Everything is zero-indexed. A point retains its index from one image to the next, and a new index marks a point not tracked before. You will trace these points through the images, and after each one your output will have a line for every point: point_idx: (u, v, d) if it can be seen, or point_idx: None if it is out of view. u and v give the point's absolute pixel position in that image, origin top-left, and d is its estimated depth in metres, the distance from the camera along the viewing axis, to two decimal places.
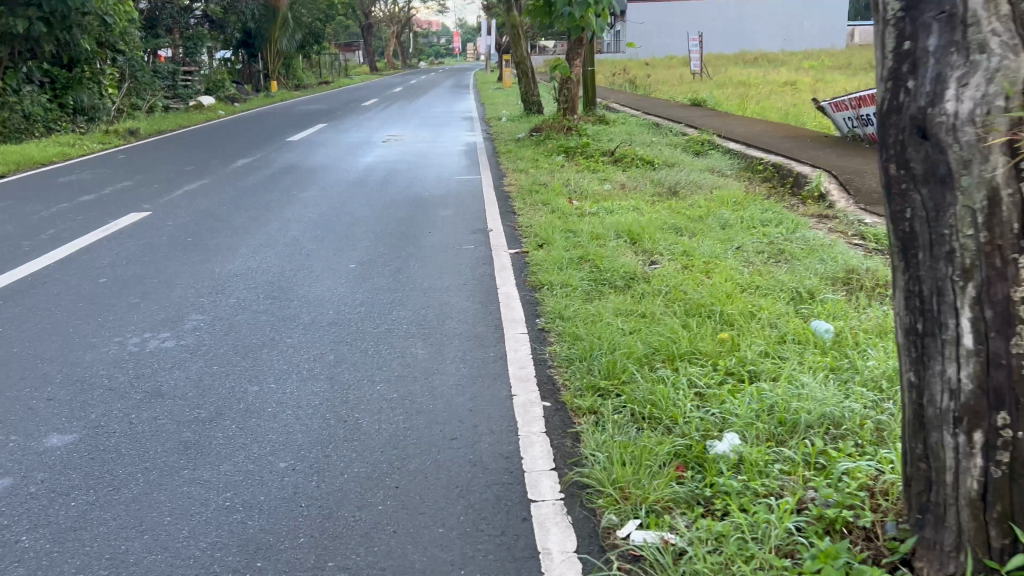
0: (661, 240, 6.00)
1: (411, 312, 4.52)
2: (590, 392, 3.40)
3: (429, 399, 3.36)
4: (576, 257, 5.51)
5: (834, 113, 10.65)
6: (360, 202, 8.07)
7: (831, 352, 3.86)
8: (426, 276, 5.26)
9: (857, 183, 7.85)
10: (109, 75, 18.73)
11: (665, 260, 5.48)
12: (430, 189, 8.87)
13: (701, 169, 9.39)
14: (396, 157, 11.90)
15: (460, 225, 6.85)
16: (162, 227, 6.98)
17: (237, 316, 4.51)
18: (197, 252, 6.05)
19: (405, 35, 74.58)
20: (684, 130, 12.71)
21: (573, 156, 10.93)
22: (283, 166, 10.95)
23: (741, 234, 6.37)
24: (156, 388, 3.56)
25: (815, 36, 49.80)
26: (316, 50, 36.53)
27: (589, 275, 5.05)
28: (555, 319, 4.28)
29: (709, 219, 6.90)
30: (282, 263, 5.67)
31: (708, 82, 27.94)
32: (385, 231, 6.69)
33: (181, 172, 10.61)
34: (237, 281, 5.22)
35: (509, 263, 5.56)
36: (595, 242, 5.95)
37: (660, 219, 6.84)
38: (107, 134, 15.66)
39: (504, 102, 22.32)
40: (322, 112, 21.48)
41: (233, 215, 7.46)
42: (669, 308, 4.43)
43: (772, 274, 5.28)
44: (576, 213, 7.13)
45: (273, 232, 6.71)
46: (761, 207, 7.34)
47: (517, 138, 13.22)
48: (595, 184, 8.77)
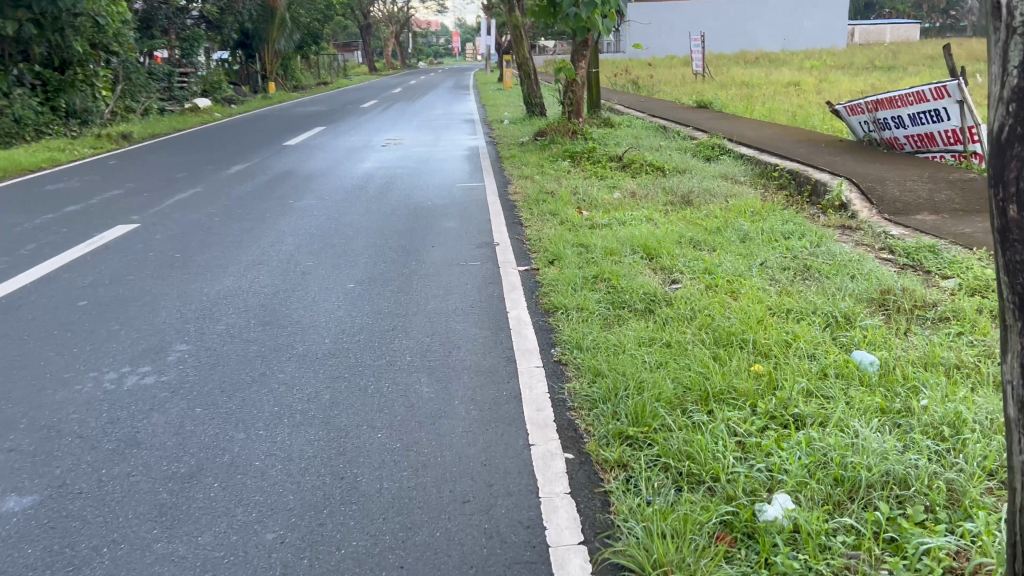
0: (679, 256, 5.64)
1: (415, 340, 4.16)
2: (617, 440, 3.03)
3: (435, 450, 2.99)
4: (590, 276, 5.15)
5: (850, 117, 10.28)
6: (359, 212, 7.71)
7: (879, 390, 3.48)
8: (429, 298, 4.90)
9: (880, 192, 7.49)
10: (103, 77, 18.35)
11: (686, 279, 5.11)
12: (432, 197, 8.50)
13: (713, 176, 9.03)
14: (395, 162, 11.53)
15: (464, 239, 6.49)
16: (150, 241, 6.63)
17: (226, 347, 4.14)
18: (185, 270, 5.69)
19: (404, 35, 74.13)
20: (692, 134, 12.35)
21: (579, 161, 10.58)
22: (280, 172, 10.59)
23: (763, 248, 6.01)
24: (131, 435, 3.19)
25: (817, 36, 49.46)
26: (315, 50, 36.15)
27: (606, 297, 4.69)
28: (572, 349, 3.92)
29: (728, 231, 6.54)
30: (275, 283, 5.30)
31: (711, 83, 27.57)
32: (385, 245, 6.32)
33: (173, 179, 10.24)
34: (227, 304, 4.86)
35: (519, 283, 5.19)
36: (609, 258, 5.60)
37: (675, 231, 6.48)
38: (100, 138, 15.29)
39: (504, 103, 21.94)
40: (319, 114, 21.09)
41: (225, 228, 7.09)
42: (696, 337, 4.06)
43: (802, 294, 4.92)
44: (586, 226, 6.76)
45: (267, 247, 6.34)
46: (781, 218, 6.98)
47: (521, 142, 12.86)
48: (604, 192, 8.40)
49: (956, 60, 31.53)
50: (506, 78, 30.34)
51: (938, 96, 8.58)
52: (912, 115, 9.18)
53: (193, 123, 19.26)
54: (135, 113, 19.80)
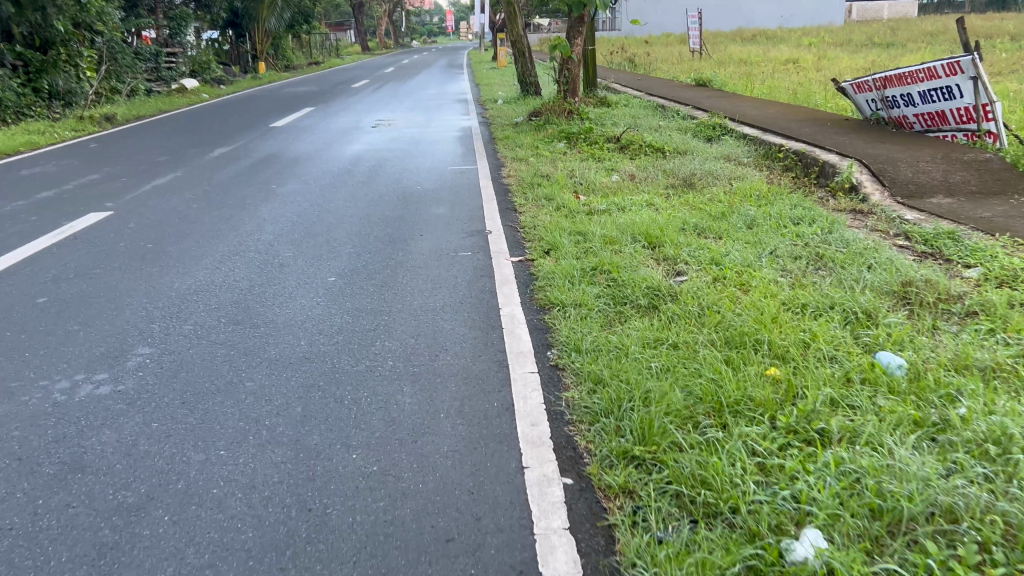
0: (683, 245, 5.29)
1: (398, 342, 3.81)
2: (621, 461, 2.70)
3: (416, 475, 2.65)
4: (588, 267, 4.80)
5: (856, 95, 9.89)
6: (343, 198, 7.33)
7: (910, 399, 3.15)
8: (416, 292, 4.56)
9: (891, 174, 7.13)
10: (86, 57, 17.82)
11: (691, 270, 4.77)
12: (422, 182, 8.12)
13: (715, 157, 8.66)
14: (385, 144, 11.12)
15: (454, 228, 6.12)
16: (122, 229, 6.25)
17: (192, 351, 3.79)
18: (156, 262, 5.31)
19: (397, 14, 73.03)
20: (692, 113, 11.95)
21: (575, 142, 10.20)
22: (265, 155, 10.18)
23: (771, 235, 5.67)
24: (76, 457, 2.85)
25: (813, 12, 48.89)
26: (306, 29, 35.46)
27: (606, 292, 4.35)
28: (570, 352, 3.58)
29: (733, 217, 6.19)
30: (251, 276, 4.94)
31: (707, 61, 27.09)
32: (370, 233, 5.96)
33: (153, 163, 9.82)
34: (197, 301, 4.49)
35: (513, 275, 4.84)
36: (607, 247, 5.25)
37: (678, 217, 6.13)
38: (81, 120, 14.81)
39: (497, 82, 21.48)
40: (308, 95, 20.58)
41: (203, 215, 6.71)
42: (705, 338, 3.72)
43: (816, 286, 4.58)
44: (584, 212, 6.41)
45: (245, 236, 5.98)
46: (789, 202, 6.62)
47: (514, 122, 12.46)
48: (602, 176, 8.03)
49: (956, 37, 31.10)
50: (501, 57, 29.79)
51: (950, 73, 8.16)
52: (923, 92, 8.78)
53: (180, 104, 18.77)
54: (121, 94, 19.28)
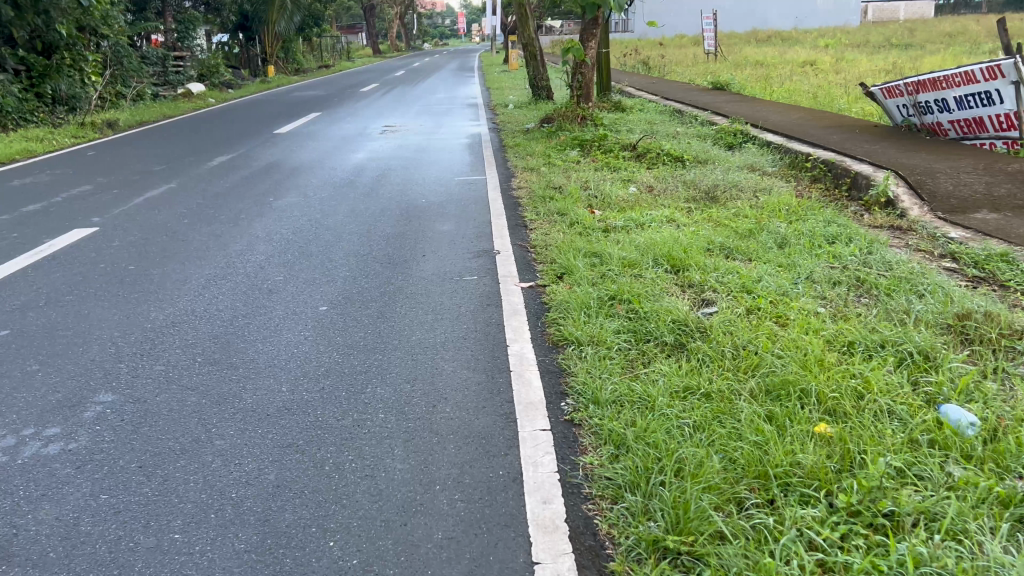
0: (709, 269, 4.82)
1: (392, 388, 3.35)
2: (651, 553, 2.24)
3: (404, 573, 2.21)
4: (606, 295, 4.34)
5: (886, 101, 9.38)
6: (343, 212, 6.90)
7: (990, 469, 2.66)
8: (415, 325, 4.11)
9: (930, 186, 6.64)
10: (91, 62, 17.49)
11: (722, 299, 4.29)
12: (428, 194, 7.69)
13: (738, 167, 8.19)
14: (392, 151, 10.71)
15: (461, 247, 5.69)
16: (106, 248, 5.84)
17: (159, 398, 3.34)
18: (135, 288, 4.88)
19: (408, 16, 72.70)
20: (711, 118, 11.48)
21: (589, 150, 9.75)
22: (266, 164, 9.77)
23: (805, 256, 5.21)
24: (7, 541, 2.41)
25: (829, 13, 48.23)
26: (316, 32, 35.17)
27: (626, 327, 3.88)
28: (588, 403, 3.12)
29: (761, 236, 5.72)
30: (236, 305, 4.50)
31: (722, 63, 26.52)
32: (369, 254, 5.52)
33: (149, 173, 9.42)
34: (173, 335, 4.06)
35: (522, 304, 4.38)
36: (626, 271, 4.79)
37: (702, 236, 5.67)
38: (82, 127, 14.43)
39: (508, 86, 21.05)
40: (316, 99, 20.22)
41: (193, 232, 6.29)
42: (742, 386, 3.25)
43: (860, 320, 4.10)
44: (600, 229, 5.95)
45: (235, 257, 5.55)
46: (822, 218, 6.14)
47: (526, 129, 12.01)
48: (619, 187, 7.57)
49: (977, 38, 30.47)
50: (513, 59, 29.35)
51: (989, 77, 7.70)
52: (959, 98, 8.27)
53: (185, 109, 18.39)
54: (127, 98, 18.90)
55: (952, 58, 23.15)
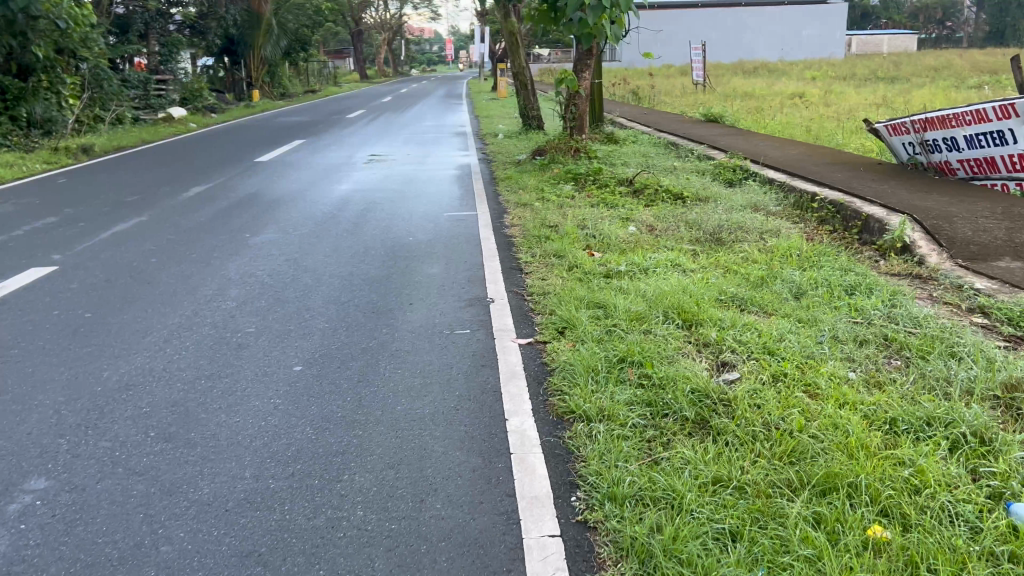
0: (725, 325, 4.39)
1: (373, 475, 2.89)
2: None
3: None
4: (614, 356, 3.90)
5: (890, 138, 9.08)
6: (324, 251, 6.44)
7: None
8: (400, 391, 3.65)
9: (948, 232, 6.26)
10: (69, 84, 16.99)
11: (743, 363, 3.85)
12: (415, 231, 7.25)
13: (741, 206, 7.83)
14: (377, 182, 10.30)
15: (452, 294, 5.26)
16: (63, 291, 5.36)
17: (100, 486, 2.86)
18: (90, 340, 4.41)
19: (396, 43, 72.69)
20: (708, 152, 11.16)
21: (583, 184, 9.38)
22: (246, 195, 9.34)
23: (824, 310, 4.82)
24: None
25: (813, 46, 48.62)
26: (303, 57, 34.89)
27: (640, 398, 3.44)
28: (603, 500, 2.67)
29: (774, 286, 5.32)
30: (202, 363, 4.04)
31: (711, 94, 26.38)
32: (352, 301, 5.07)
33: (120, 204, 8.93)
34: (127, 402, 3.58)
35: (521, 364, 3.93)
36: (634, 327, 4.36)
37: (712, 285, 5.26)
38: (56, 152, 13.91)
39: (497, 114, 20.74)
40: (302, 125, 19.86)
41: (160, 274, 5.81)
42: (780, 478, 2.81)
43: (898, 390, 3.66)
44: (601, 275, 5.54)
45: (204, 303, 5.08)
46: (836, 266, 5.76)
47: (517, 160, 11.62)
48: (617, 227, 7.16)
49: (962, 71, 30.60)
50: (501, 87, 29.10)
51: (1001, 116, 7.42)
52: (969, 137, 7.96)
53: (166, 134, 17.95)
54: (105, 122, 18.40)
55: (941, 92, 23.12)
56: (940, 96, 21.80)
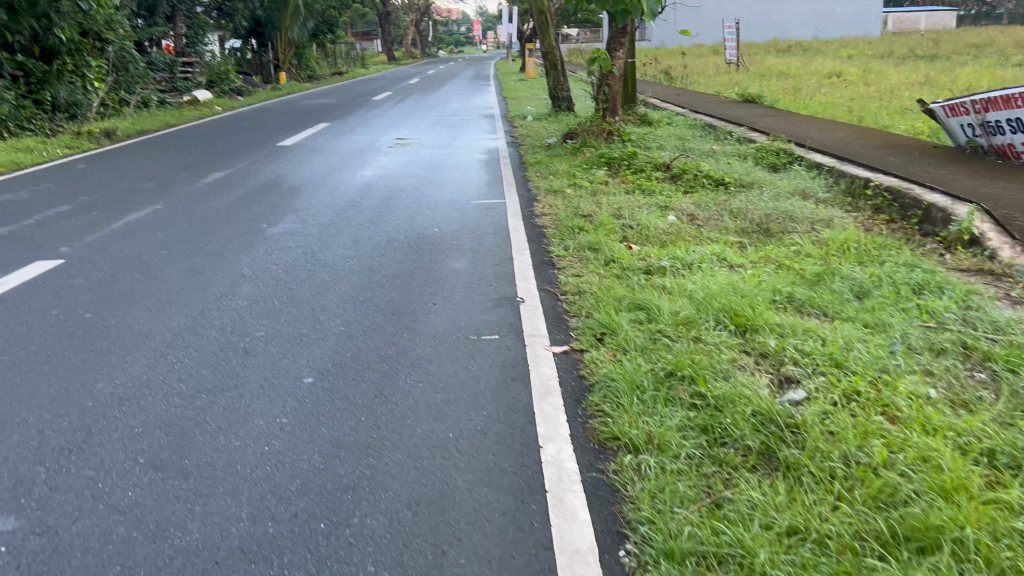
0: (783, 333, 3.93)
1: (386, 518, 2.50)
2: None
3: None
4: (661, 369, 3.46)
5: (948, 119, 8.46)
6: (343, 244, 6.05)
7: None
8: (421, 409, 3.24)
9: (1021, 222, 5.69)
10: (94, 67, 16.74)
11: (809, 381, 3.39)
12: (440, 221, 6.84)
13: (787, 193, 7.32)
14: (402, 168, 9.89)
15: (478, 292, 4.83)
16: (67, 287, 5.03)
17: (74, 529, 2.48)
18: (86, 344, 4.05)
19: (424, 24, 72.08)
20: (748, 134, 10.59)
21: (617, 169, 8.91)
22: (266, 181, 8.99)
23: (891, 314, 4.33)
24: None
25: (849, 24, 47.40)
26: (330, 39, 34.50)
27: (694, 423, 3.00)
28: (658, 559, 2.26)
29: (833, 283, 4.83)
30: (206, 373, 3.67)
31: (745, 73, 25.67)
32: (370, 300, 4.67)
33: (137, 191, 8.61)
34: (118, 420, 3.21)
35: (555, 378, 3.50)
36: (681, 333, 3.91)
37: (764, 283, 4.79)
38: (78, 136, 13.65)
39: (525, 96, 20.27)
40: (327, 108, 19.49)
41: (169, 268, 5.45)
42: (868, 531, 2.37)
43: (992, 414, 3.17)
44: (640, 271, 5.09)
45: (213, 302, 4.71)
46: (899, 260, 5.25)
47: (546, 144, 11.15)
48: (655, 216, 6.68)
49: (1007, 49, 29.58)
50: (529, 67, 28.54)
51: None
52: None
53: (190, 117, 17.68)
54: (130, 105, 18.15)
55: (985, 70, 22.26)
56: (986, 74, 20.97)
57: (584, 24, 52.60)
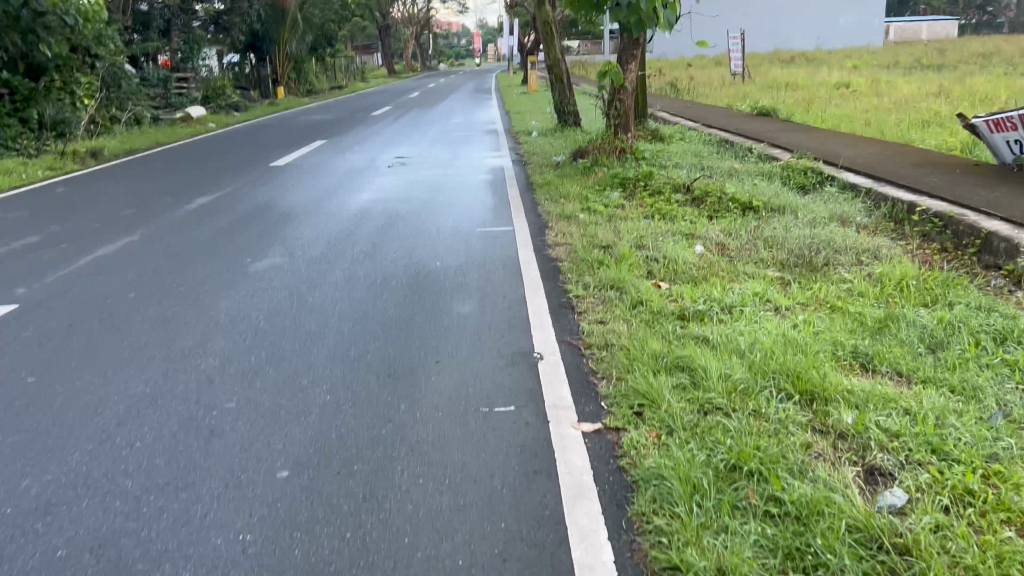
0: (860, 404, 3.26)
1: None
2: None
3: None
4: (719, 460, 2.80)
5: (991, 135, 7.78)
6: (334, 282, 5.39)
7: None
8: (422, 517, 2.59)
9: None
10: (83, 84, 16.13)
11: (907, 477, 2.71)
12: (442, 253, 6.18)
13: (823, 217, 6.67)
14: (401, 189, 9.26)
15: (488, 346, 4.17)
16: (15, 341, 4.37)
17: None
18: (23, 420, 3.40)
19: (423, 36, 71.76)
20: (770, 151, 9.94)
21: (632, 190, 8.27)
22: (256, 206, 8.37)
23: (980, 373, 3.64)
24: None
25: (853, 34, 46.96)
26: (330, 52, 33.98)
27: (775, 549, 2.33)
28: None
29: (898, 332, 4.16)
30: (160, 463, 3.02)
31: (753, 85, 25.11)
32: (362, 358, 4.01)
33: (114, 219, 7.96)
34: (41, 538, 2.56)
35: (589, 473, 2.83)
36: (736, 406, 3.24)
37: (821, 333, 4.12)
38: (63, 157, 13.01)
39: (528, 109, 19.67)
40: (325, 123, 18.90)
41: (135, 316, 4.81)
42: None
43: None
44: (673, 317, 4.43)
45: (180, 361, 4.06)
46: (969, 300, 4.58)
47: (555, 162, 10.52)
48: (682, 246, 6.02)
49: (1015, 58, 29.11)
50: (532, 80, 27.97)
51: None
52: None
53: (183, 134, 17.08)
54: (121, 123, 17.53)
55: (999, 79, 21.69)
56: (1003, 83, 20.38)
57: (586, 37, 52.11)
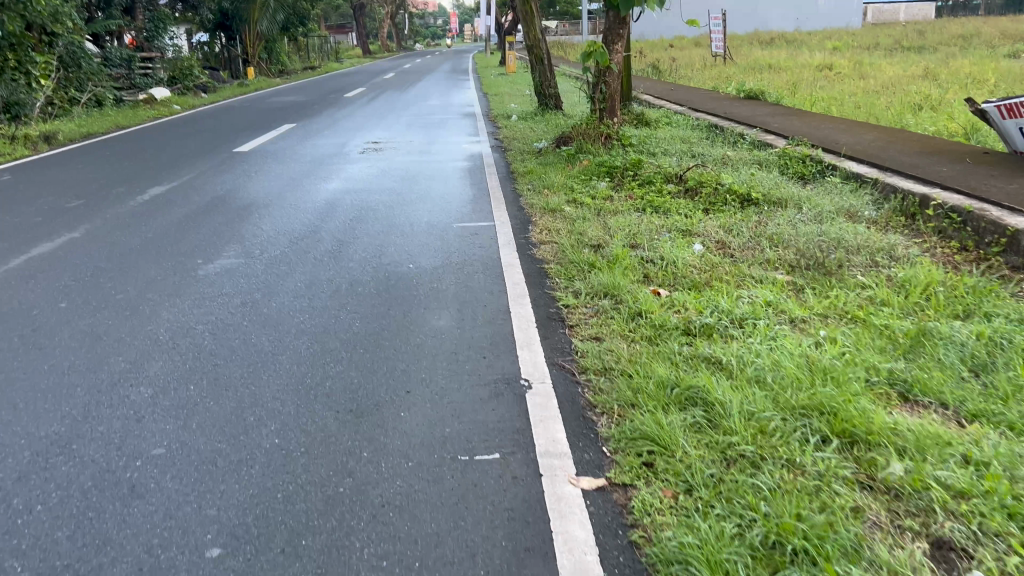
0: (910, 450, 2.73)
1: None
2: None
3: None
4: (754, 534, 2.27)
5: (1003, 121, 7.28)
6: (294, 289, 4.80)
7: None
8: None
9: None
10: (39, 63, 15.25)
11: (987, 560, 2.18)
12: (416, 253, 5.60)
13: (829, 211, 6.16)
14: (372, 178, 8.65)
15: (467, 370, 3.60)
16: None
17: None
18: None
19: (398, 16, 70.57)
20: (764, 138, 9.40)
21: (620, 180, 7.73)
22: (214, 197, 7.72)
23: None
24: None
25: (832, 15, 46.57)
26: (303, 31, 33.02)
27: None
28: None
29: (935, 351, 3.63)
30: (60, 540, 2.44)
31: (735, 66, 24.60)
32: (320, 387, 3.43)
33: (57, 212, 7.29)
34: None
35: (594, 555, 2.28)
36: (765, 455, 2.71)
37: (847, 353, 3.60)
38: (12, 142, 12.20)
39: (506, 91, 18.99)
40: (296, 105, 18.18)
41: (63, 331, 4.21)
42: None
43: None
44: (677, 334, 3.88)
45: (107, 392, 3.46)
46: (1007, 311, 4.08)
47: (537, 149, 9.92)
48: (680, 245, 5.48)
49: (995, 39, 28.84)
50: (510, 61, 27.26)
51: None
52: None
53: (145, 117, 16.26)
54: (80, 105, 16.66)
55: (984, 62, 21.32)
56: (989, 65, 20.00)
57: (563, 18, 51.41)
